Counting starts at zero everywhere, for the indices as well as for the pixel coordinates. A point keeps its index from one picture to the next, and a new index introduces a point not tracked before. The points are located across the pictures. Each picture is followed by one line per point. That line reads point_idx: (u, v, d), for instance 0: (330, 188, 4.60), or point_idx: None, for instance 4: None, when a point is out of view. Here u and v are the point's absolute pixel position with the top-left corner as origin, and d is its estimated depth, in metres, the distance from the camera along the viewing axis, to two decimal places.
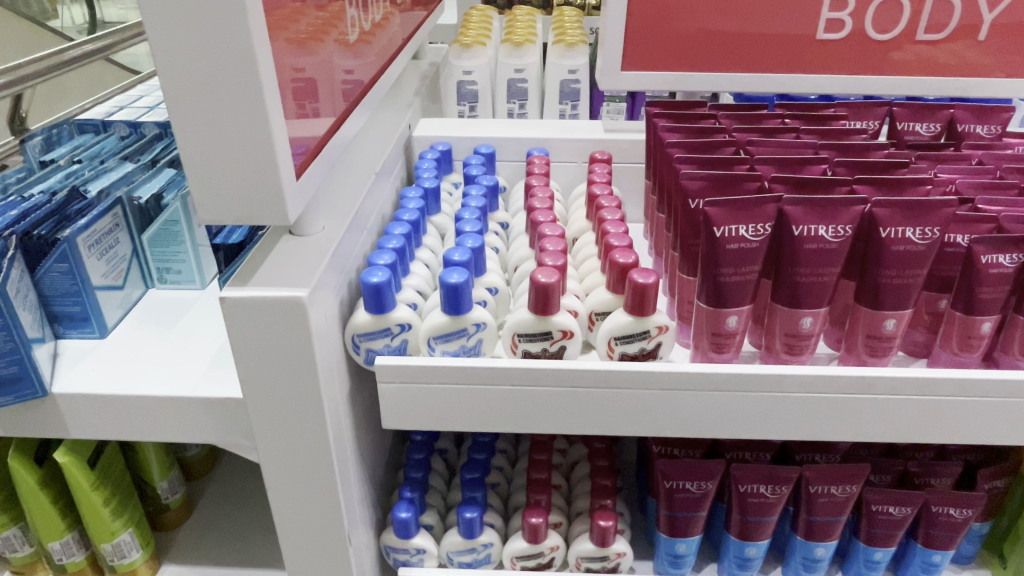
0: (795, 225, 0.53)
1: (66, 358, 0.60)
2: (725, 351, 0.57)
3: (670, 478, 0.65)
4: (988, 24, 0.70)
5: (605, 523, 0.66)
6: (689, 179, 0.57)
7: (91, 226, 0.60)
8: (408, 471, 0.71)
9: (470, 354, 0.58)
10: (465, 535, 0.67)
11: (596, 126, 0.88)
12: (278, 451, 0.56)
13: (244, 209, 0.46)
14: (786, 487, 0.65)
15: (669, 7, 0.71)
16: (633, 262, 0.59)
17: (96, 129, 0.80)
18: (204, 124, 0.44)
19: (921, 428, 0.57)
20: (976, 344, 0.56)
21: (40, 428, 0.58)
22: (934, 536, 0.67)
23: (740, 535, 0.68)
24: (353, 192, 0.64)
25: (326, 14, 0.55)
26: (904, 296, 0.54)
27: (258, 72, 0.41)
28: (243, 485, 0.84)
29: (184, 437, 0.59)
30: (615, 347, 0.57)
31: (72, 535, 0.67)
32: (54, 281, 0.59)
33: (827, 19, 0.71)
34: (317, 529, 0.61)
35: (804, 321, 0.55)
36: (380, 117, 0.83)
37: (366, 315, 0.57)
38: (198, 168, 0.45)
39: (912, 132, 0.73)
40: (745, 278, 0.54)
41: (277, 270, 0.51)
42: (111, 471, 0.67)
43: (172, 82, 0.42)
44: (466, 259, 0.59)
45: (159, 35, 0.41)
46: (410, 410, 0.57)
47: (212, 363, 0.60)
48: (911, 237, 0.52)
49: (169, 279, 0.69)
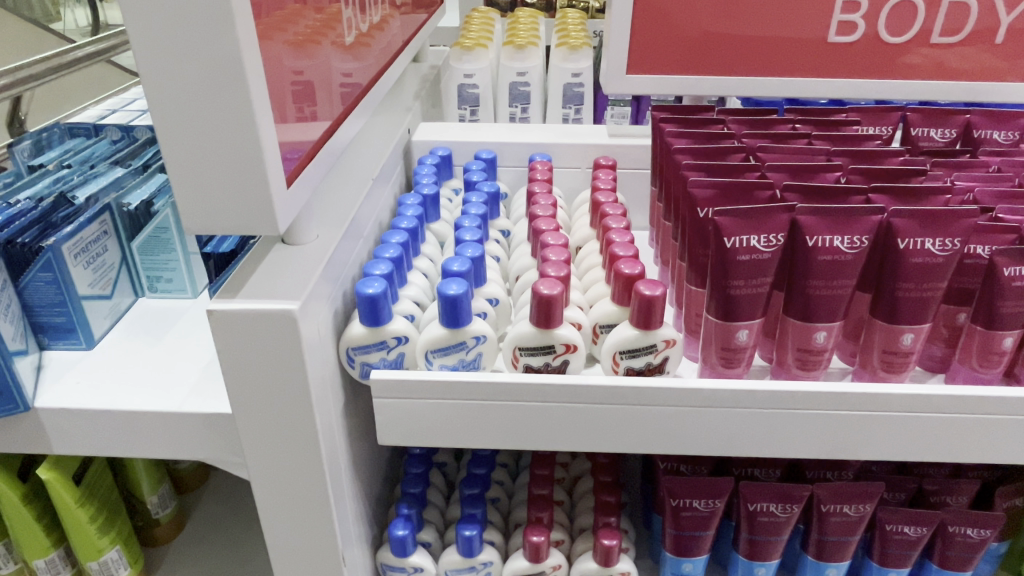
0: (810, 235, 0.50)
1: (52, 371, 0.58)
2: (735, 366, 0.54)
3: (677, 496, 0.63)
4: (1005, 27, 0.68)
5: (609, 542, 0.63)
6: (696, 187, 0.55)
7: (77, 234, 0.58)
8: (406, 486, 0.69)
9: (469, 368, 0.56)
10: (464, 553, 0.64)
11: (601, 131, 0.86)
12: (270, 468, 0.54)
13: (234, 218, 0.44)
14: (797, 505, 0.63)
15: (675, 9, 0.70)
16: (639, 273, 0.56)
17: (88, 132, 0.78)
18: (188, 131, 0.41)
19: (940, 448, 0.54)
20: (997, 360, 0.54)
21: (21, 444, 0.56)
22: (949, 557, 0.65)
23: (748, 555, 0.66)
24: (349, 199, 0.62)
25: (324, 15, 0.53)
26: (922, 309, 0.52)
27: (245, 76, 0.39)
28: (236, 498, 0.82)
29: (173, 454, 0.57)
30: (620, 361, 0.55)
31: (58, 552, 0.65)
32: (39, 291, 0.57)
33: (839, 21, 0.69)
34: (310, 549, 0.58)
35: (818, 336, 0.53)
36: (378, 121, 0.81)
37: (361, 328, 0.55)
38: (183, 177, 0.43)
39: (926, 138, 0.70)
40: (756, 290, 0.52)
41: (268, 281, 0.49)
42: (97, 486, 0.65)
43: (156, 86, 0.40)
44: (465, 269, 0.57)
45: (140, 35, 0.38)
46: (407, 425, 0.54)
47: (201, 377, 0.58)
48: (930, 249, 0.50)
49: (159, 288, 0.67)
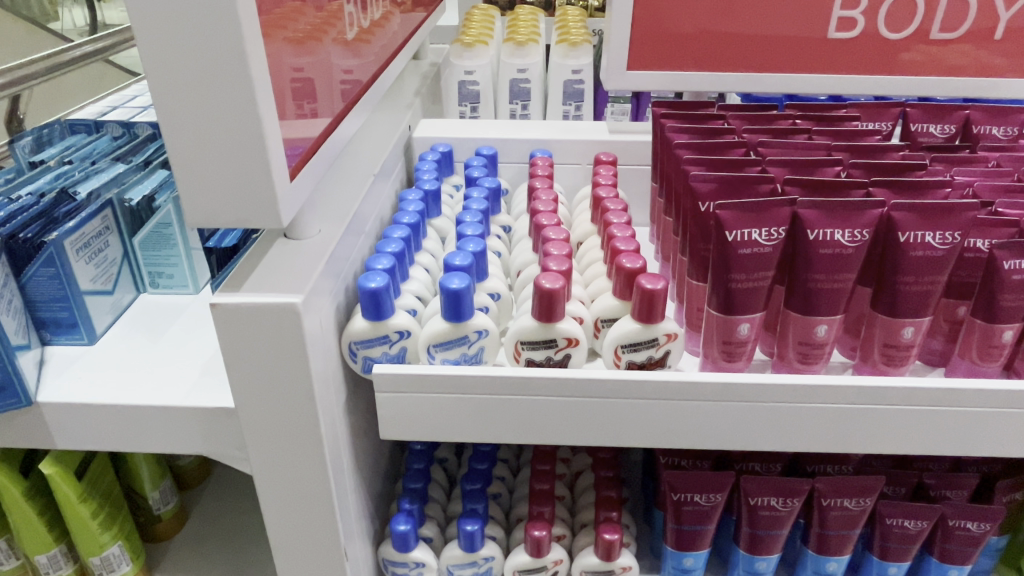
0: (810, 229, 0.51)
1: (54, 365, 0.58)
2: (736, 360, 0.55)
3: (678, 490, 0.63)
4: (1003, 24, 0.68)
5: (610, 536, 0.63)
6: (698, 181, 0.55)
7: (79, 229, 0.58)
8: (406, 482, 0.69)
9: (471, 362, 0.56)
10: (466, 548, 0.64)
11: (601, 128, 0.86)
12: (272, 463, 0.54)
13: (238, 212, 0.44)
14: (797, 499, 0.63)
15: (675, 6, 0.70)
16: (640, 268, 0.57)
17: (88, 129, 0.77)
18: (192, 125, 0.42)
19: (941, 440, 0.54)
20: (997, 353, 0.54)
21: (24, 439, 0.56)
22: (950, 551, 0.65)
23: (749, 549, 0.66)
24: (350, 194, 0.62)
25: (325, 11, 0.53)
26: (922, 303, 0.52)
27: (249, 70, 0.39)
28: (237, 494, 0.82)
29: (175, 449, 0.57)
30: (622, 355, 0.55)
31: (60, 548, 0.65)
32: (41, 285, 0.57)
33: (838, 17, 0.69)
34: (311, 543, 0.59)
35: (818, 329, 0.53)
36: (379, 118, 0.81)
37: (363, 322, 0.55)
38: (186, 171, 0.43)
39: (926, 134, 0.71)
40: (757, 284, 0.52)
41: (271, 275, 0.49)
42: (99, 482, 0.65)
43: (160, 80, 0.40)
44: (467, 263, 0.57)
45: (145, 30, 0.39)
46: (409, 419, 0.55)
47: (203, 372, 0.58)
48: (930, 242, 0.50)
49: (161, 284, 0.67)
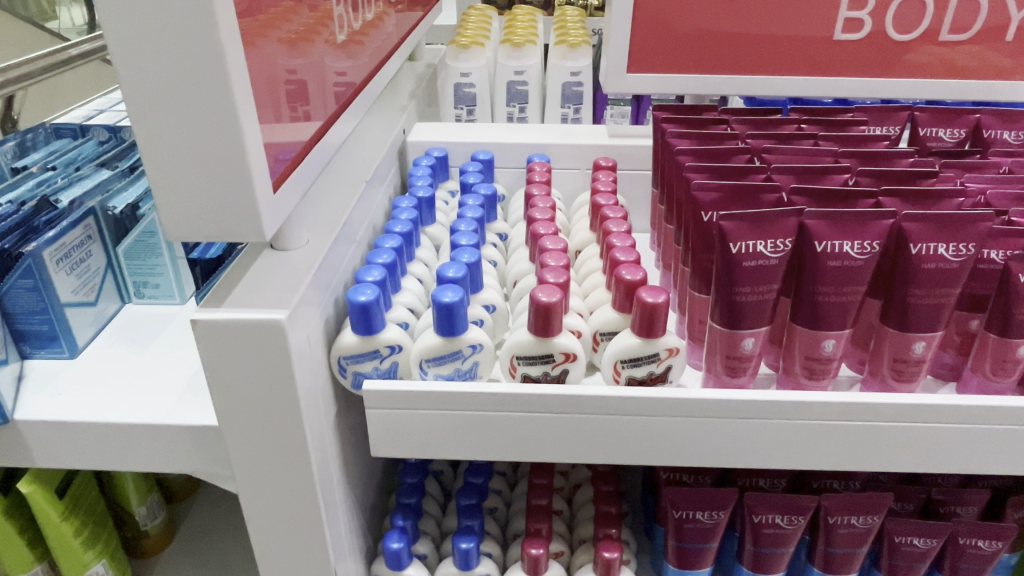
0: (818, 240, 0.49)
1: (33, 380, 0.56)
2: (740, 375, 0.53)
3: (680, 507, 0.61)
4: (1015, 25, 0.66)
5: (610, 554, 0.61)
6: (701, 190, 0.53)
7: (60, 239, 0.56)
8: (401, 497, 0.67)
9: (465, 378, 0.54)
10: (461, 566, 0.62)
11: (601, 132, 0.84)
12: (259, 482, 0.52)
13: (219, 225, 0.42)
14: (803, 517, 0.61)
15: (676, 7, 0.68)
16: (641, 279, 0.54)
17: (74, 133, 0.76)
18: (170, 135, 0.40)
19: (956, 458, 0.52)
20: (1012, 368, 0.52)
21: (2, 457, 0.54)
22: (961, 568, 0.63)
23: (751, 567, 0.64)
24: (340, 202, 0.60)
25: (317, 12, 0.51)
26: (935, 317, 0.50)
27: (230, 79, 0.37)
28: (227, 509, 0.80)
29: (158, 468, 0.55)
30: (622, 370, 0.53)
31: (41, 568, 0.63)
32: (19, 298, 0.55)
33: (846, 18, 0.67)
34: (300, 562, 0.56)
35: (826, 344, 0.51)
36: (372, 121, 0.79)
37: (353, 337, 0.53)
38: (165, 183, 0.41)
39: (935, 138, 0.68)
40: (763, 297, 0.50)
41: (256, 289, 0.47)
42: (81, 498, 0.63)
43: (135, 89, 0.38)
44: (460, 275, 0.55)
45: (119, 37, 0.36)
46: (400, 437, 0.52)
47: (188, 387, 0.56)
48: (944, 254, 0.48)
49: (146, 294, 0.65)
